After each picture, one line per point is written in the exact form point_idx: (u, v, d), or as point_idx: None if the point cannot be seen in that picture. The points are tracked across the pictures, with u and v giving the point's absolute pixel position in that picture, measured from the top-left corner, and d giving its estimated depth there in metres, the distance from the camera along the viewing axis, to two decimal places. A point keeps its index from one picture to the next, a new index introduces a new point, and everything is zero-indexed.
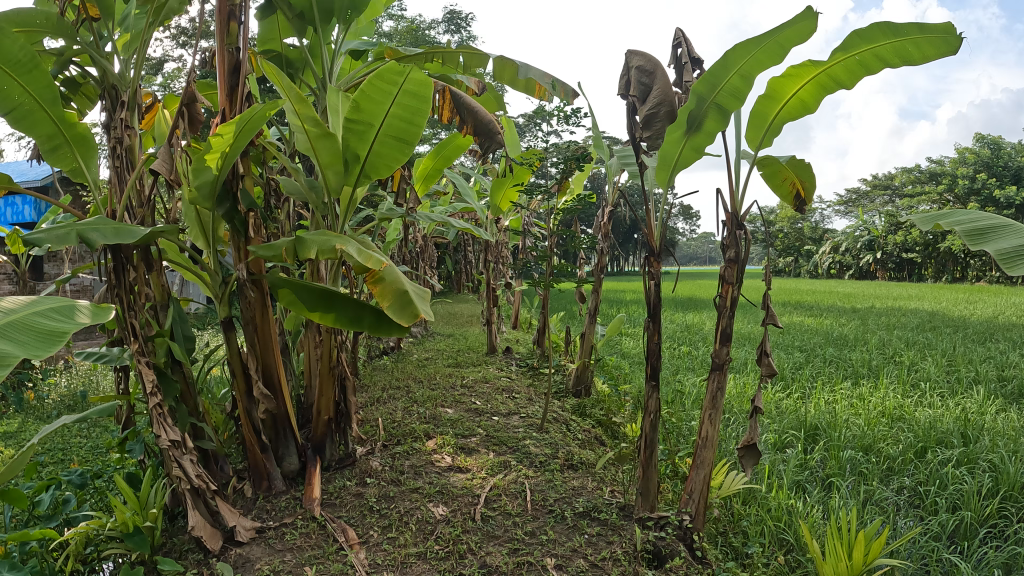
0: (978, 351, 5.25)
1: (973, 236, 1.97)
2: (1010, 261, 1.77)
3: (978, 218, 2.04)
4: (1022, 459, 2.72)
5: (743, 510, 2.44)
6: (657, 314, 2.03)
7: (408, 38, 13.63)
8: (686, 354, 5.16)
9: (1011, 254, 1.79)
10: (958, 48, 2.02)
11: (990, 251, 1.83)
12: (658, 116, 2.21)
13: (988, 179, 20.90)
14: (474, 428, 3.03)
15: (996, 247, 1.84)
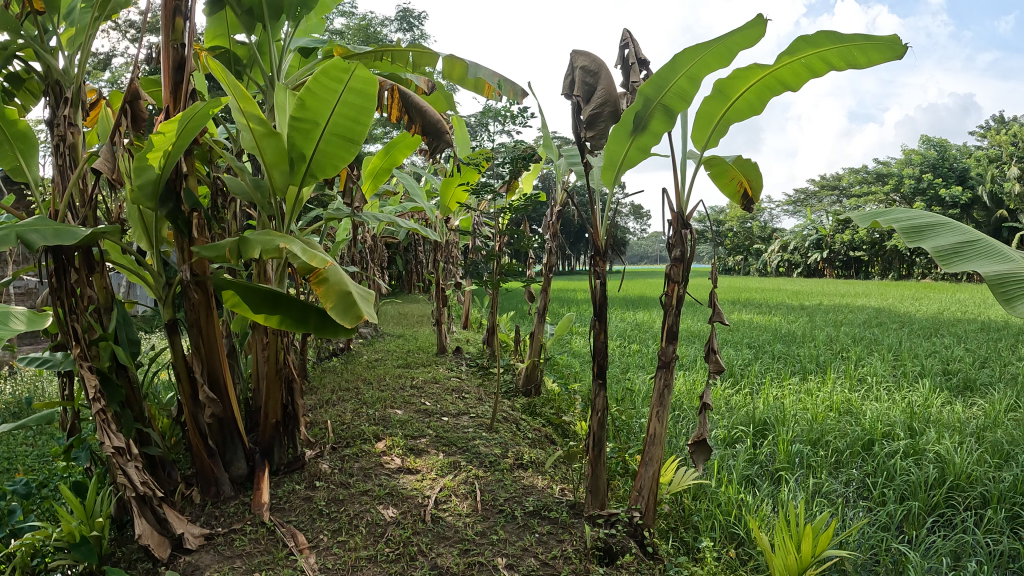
0: (922, 346, 5.43)
1: (908, 233, 2.02)
2: (946, 258, 1.83)
3: (915, 216, 2.10)
4: (966, 450, 2.81)
5: (693, 505, 2.47)
6: (603, 314, 2.05)
7: (360, 35, 13.47)
8: (637, 352, 5.22)
9: (946, 252, 1.85)
10: (903, 54, 2.05)
11: (926, 248, 1.89)
12: (601, 116, 2.24)
13: (934, 180, 21.60)
14: (424, 429, 3.01)
15: (932, 245, 1.90)
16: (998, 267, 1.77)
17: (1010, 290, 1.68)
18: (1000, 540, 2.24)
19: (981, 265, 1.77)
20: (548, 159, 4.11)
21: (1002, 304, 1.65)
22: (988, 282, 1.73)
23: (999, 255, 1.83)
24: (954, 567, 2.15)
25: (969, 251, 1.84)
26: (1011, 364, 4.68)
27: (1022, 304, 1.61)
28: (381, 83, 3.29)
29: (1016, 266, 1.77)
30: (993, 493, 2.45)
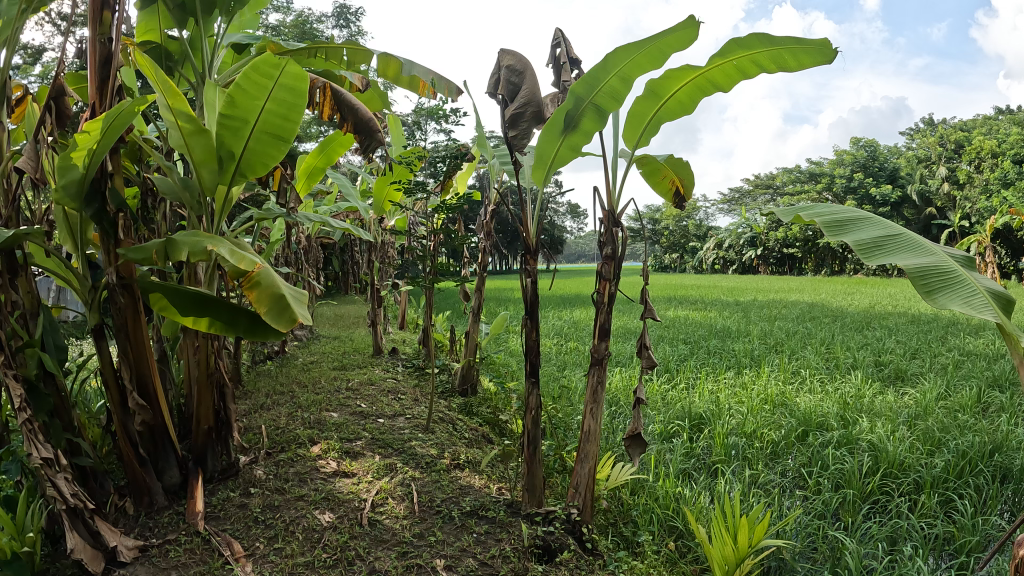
0: (855, 339, 5.61)
1: (830, 227, 2.08)
2: (868, 252, 1.89)
3: (837, 211, 2.16)
4: (898, 438, 2.91)
5: (631, 500, 2.50)
6: (535, 312, 2.06)
7: (296, 32, 13.25)
8: (574, 350, 5.26)
9: (869, 245, 1.91)
10: (833, 58, 2.12)
11: (849, 242, 1.94)
12: (523, 116, 2.23)
13: (865, 180, 22.42)
14: (360, 431, 2.97)
15: (854, 239, 1.96)
16: (918, 259, 1.84)
17: (931, 283, 1.75)
18: (933, 523, 2.33)
19: (902, 258, 1.84)
20: (483, 159, 4.11)
21: (924, 297, 1.72)
22: (909, 275, 1.80)
23: (918, 248, 1.91)
24: (889, 551, 2.23)
25: (890, 244, 1.91)
26: (939, 355, 4.88)
27: (942, 297, 1.69)
28: (313, 80, 3.22)
29: (934, 259, 1.84)
30: (925, 479, 2.55)
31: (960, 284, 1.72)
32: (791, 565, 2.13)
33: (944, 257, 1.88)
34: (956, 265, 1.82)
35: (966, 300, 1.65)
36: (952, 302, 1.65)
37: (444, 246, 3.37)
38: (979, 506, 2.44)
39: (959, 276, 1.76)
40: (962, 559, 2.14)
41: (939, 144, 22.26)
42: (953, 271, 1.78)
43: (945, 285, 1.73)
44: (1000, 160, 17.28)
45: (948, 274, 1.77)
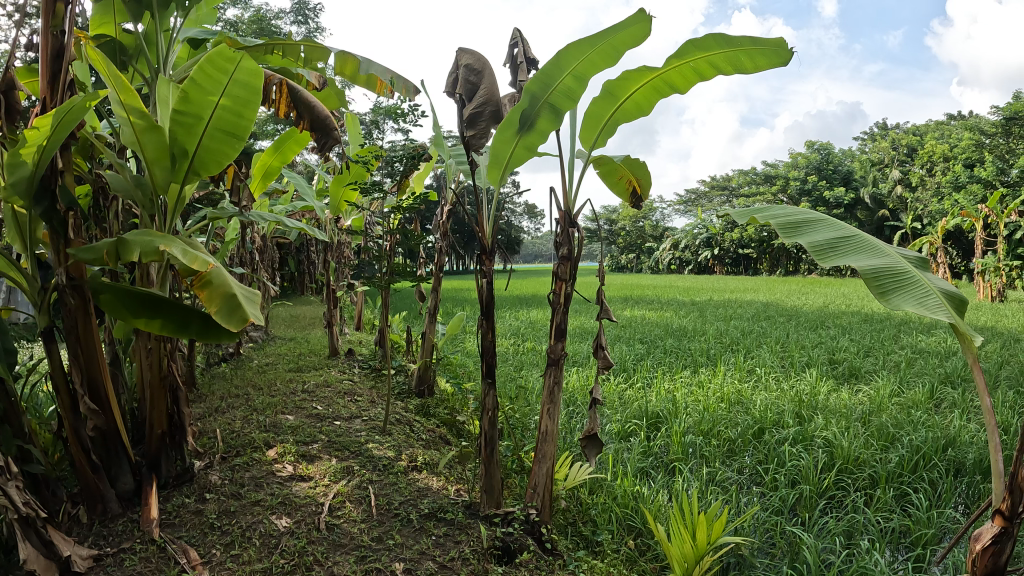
0: (810, 338, 5.72)
1: (784, 229, 2.10)
2: (823, 254, 1.92)
3: (793, 213, 2.20)
4: (852, 435, 2.98)
5: (590, 499, 2.51)
6: (490, 312, 2.05)
7: (254, 28, 13.06)
8: (531, 351, 5.28)
9: (823, 247, 1.94)
10: (788, 59, 2.15)
11: (804, 244, 1.97)
12: (482, 115, 2.22)
13: (819, 182, 22.90)
14: (316, 434, 2.93)
15: (809, 241, 1.99)
16: (871, 261, 1.87)
17: (885, 284, 1.79)
18: (889, 517, 2.38)
19: (856, 260, 1.88)
20: (440, 159, 4.09)
21: (878, 298, 1.76)
22: (864, 277, 1.83)
23: (871, 250, 1.95)
24: (846, 545, 2.27)
25: (844, 246, 1.94)
26: (891, 353, 5.00)
27: (896, 298, 1.73)
28: (269, 77, 3.13)
29: (887, 260, 1.88)
30: (881, 474, 2.61)
31: (914, 285, 1.76)
32: (750, 561, 2.15)
33: (897, 258, 1.92)
34: (908, 266, 1.86)
35: (920, 301, 1.69)
36: (906, 303, 1.69)
37: (400, 246, 3.35)
38: (933, 500, 2.51)
39: (912, 277, 1.80)
40: (918, 550, 2.19)
41: (893, 148, 22.82)
42: (906, 272, 1.82)
43: (899, 286, 1.77)
44: (952, 163, 17.78)
45: (901, 275, 1.81)
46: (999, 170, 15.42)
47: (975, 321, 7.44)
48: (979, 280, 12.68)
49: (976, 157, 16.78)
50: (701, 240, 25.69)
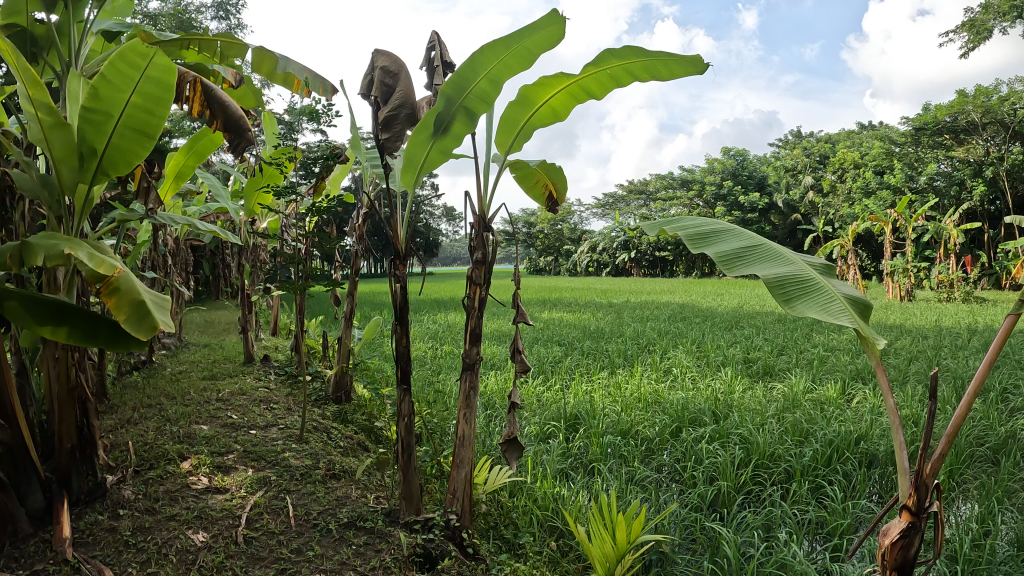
0: (725, 338, 5.90)
1: (693, 239, 2.16)
2: (729, 263, 1.98)
3: (701, 223, 2.26)
4: (765, 431, 3.09)
5: (511, 502, 2.52)
6: (404, 316, 2.04)
7: (173, 21, 12.57)
8: (449, 355, 5.27)
9: (729, 256, 2.00)
10: (703, 70, 2.23)
11: (711, 253, 2.02)
12: (398, 118, 2.21)
13: (734, 188, 23.70)
14: (231, 444, 2.84)
15: (716, 250, 2.04)
16: (776, 269, 1.95)
17: (789, 291, 1.86)
18: (805, 510, 2.47)
19: (762, 268, 1.94)
20: (358, 162, 4.04)
21: (784, 305, 1.82)
22: (769, 284, 1.90)
23: (776, 258, 2.02)
24: (764, 538, 2.34)
25: (750, 255, 2.01)
26: (804, 351, 5.20)
27: (801, 304, 1.80)
28: (183, 73, 3.03)
29: (792, 268, 1.96)
30: (796, 468, 2.70)
31: (818, 292, 1.84)
32: (671, 557, 2.20)
33: (801, 265, 2.00)
34: (812, 274, 1.94)
35: (823, 307, 1.77)
36: (811, 310, 1.76)
37: (314, 249, 3.29)
38: (847, 491, 2.62)
39: (816, 284, 1.88)
40: (835, 541, 2.28)
41: (806, 155, 23.79)
42: (810, 279, 1.90)
43: (803, 293, 1.85)
44: (863, 170, 18.64)
45: (806, 283, 1.88)
46: (907, 177, 16.25)
47: (880, 320, 7.84)
48: (887, 281, 13.32)
49: (886, 165, 17.63)
50: (625, 244, 26.14)
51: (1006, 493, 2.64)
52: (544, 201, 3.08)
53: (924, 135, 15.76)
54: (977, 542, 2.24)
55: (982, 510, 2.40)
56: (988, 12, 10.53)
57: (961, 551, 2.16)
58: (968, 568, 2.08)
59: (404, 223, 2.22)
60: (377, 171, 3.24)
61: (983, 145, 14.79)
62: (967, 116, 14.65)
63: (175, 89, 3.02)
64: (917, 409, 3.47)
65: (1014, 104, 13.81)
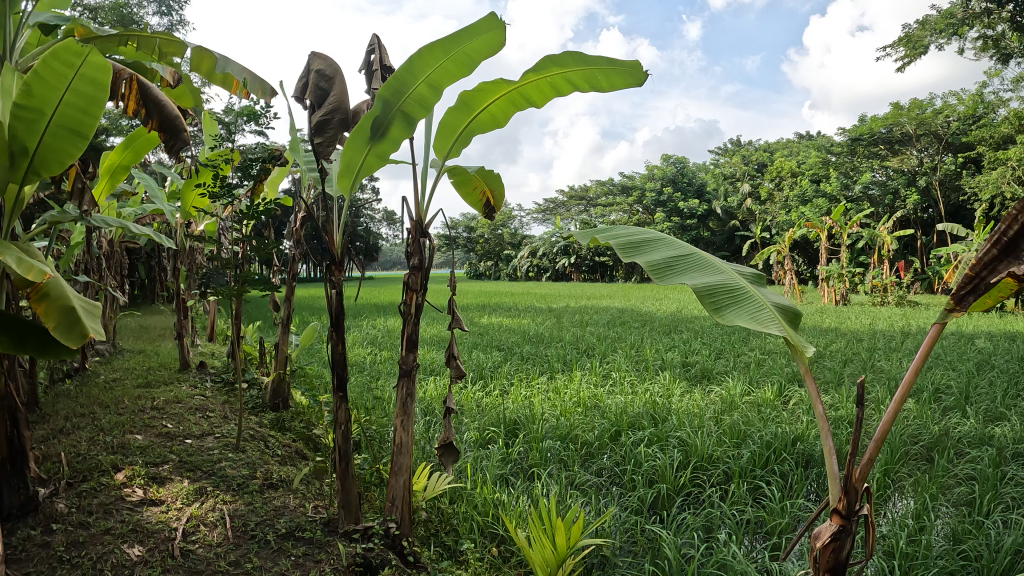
0: (662, 342, 5.99)
1: (625, 248, 2.18)
2: (661, 272, 2.00)
3: (633, 232, 2.29)
4: (702, 433, 3.15)
5: (451, 509, 2.51)
6: (340, 322, 2.01)
7: (112, 15, 12.16)
8: (388, 360, 5.23)
9: (660, 265, 2.03)
10: (642, 80, 2.28)
11: (643, 262, 2.04)
12: (331, 123, 2.17)
13: (674, 195, 24.14)
14: (167, 454, 2.75)
15: (647, 258, 2.06)
16: (705, 279, 1.98)
17: (718, 300, 1.90)
18: (743, 510, 2.52)
19: (691, 277, 1.98)
20: (297, 164, 3.98)
21: (714, 313, 1.86)
22: (699, 293, 1.93)
23: (705, 267, 2.06)
24: (704, 539, 2.38)
25: (680, 264, 2.04)
26: (740, 355, 5.33)
27: (731, 313, 1.83)
28: (119, 70, 2.91)
29: (721, 277, 2.00)
30: (734, 469, 2.76)
31: (746, 301, 1.88)
32: (613, 560, 2.22)
33: (731, 274, 2.05)
34: (740, 282, 1.99)
35: (753, 315, 1.81)
36: (740, 318, 1.80)
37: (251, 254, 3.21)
38: (782, 491, 2.69)
39: (744, 293, 1.92)
40: (774, 540, 2.32)
41: (745, 163, 24.40)
42: (738, 289, 1.94)
43: (732, 302, 1.89)
44: (799, 179, 19.21)
45: (734, 292, 1.93)
46: (843, 185, 16.82)
47: (813, 323, 8.10)
48: (822, 286, 13.72)
49: (822, 174, 18.22)
50: (568, 249, 26.32)
51: (939, 490, 2.75)
52: (480, 208, 3.10)
53: (860, 146, 16.91)
54: (913, 538, 2.33)
55: (917, 507, 2.49)
56: (925, 29, 10.88)
57: (898, 546, 2.23)
58: (903, 564, 2.15)
59: (338, 227, 2.19)
60: (315, 174, 3.19)
61: (917, 156, 15.84)
62: (900, 128, 15.81)
63: (110, 87, 2.90)
64: (850, 411, 3.59)
65: (947, 117, 15.06)
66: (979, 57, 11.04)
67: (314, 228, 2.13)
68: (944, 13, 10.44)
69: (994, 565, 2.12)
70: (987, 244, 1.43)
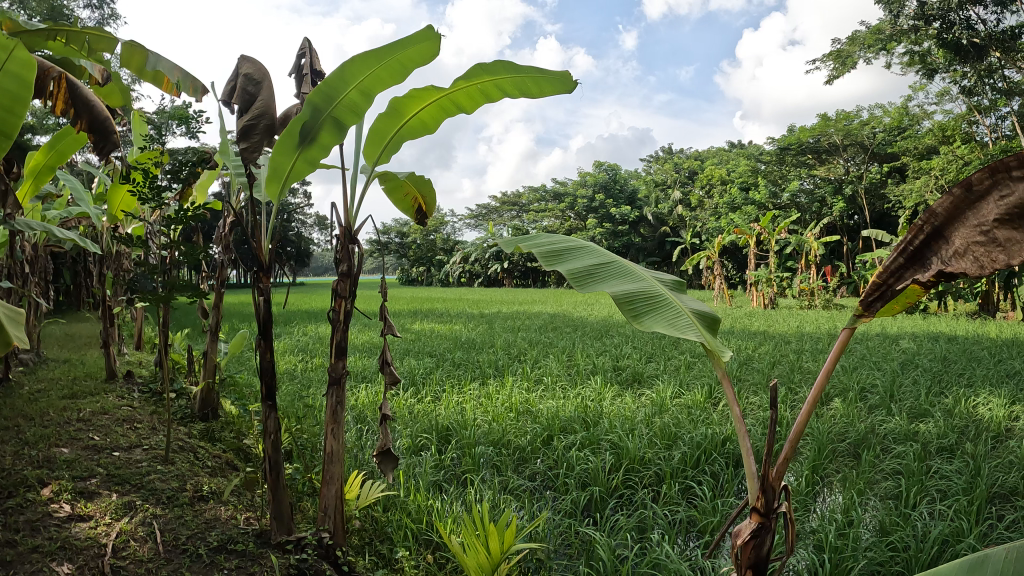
0: (594, 347, 6.06)
1: (547, 255, 2.20)
2: (581, 280, 2.04)
3: (556, 240, 2.33)
4: (632, 436, 3.20)
5: (385, 517, 2.48)
6: (268, 330, 1.96)
7: (39, 7, 11.62)
8: (319, 368, 5.14)
9: (582, 273, 2.07)
10: (572, 88, 2.31)
11: (564, 269, 2.08)
12: (257, 127, 2.13)
13: (607, 201, 24.50)
14: (93, 468, 2.62)
15: (568, 267, 2.10)
16: (623, 286, 2.02)
17: (637, 307, 1.93)
18: (676, 510, 2.58)
19: (610, 285, 2.02)
20: (227, 167, 3.88)
21: (633, 320, 1.89)
22: (617, 300, 1.95)
23: (625, 274, 2.11)
24: (637, 539, 2.42)
25: (601, 271, 2.09)
26: (670, 358, 5.43)
27: (650, 320, 1.87)
28: (47, 68, 2.86)
29: (640, 285, 2.05)
30: (665, 471, 2.82)
31: (665, 309, 1.92)
32: (547, 563, 2.24)
33: (650, 282, 2.10)
34: (658, 290, 2.04)
35: (671, 322, 1.85)
36: (658, 325, 1.83)
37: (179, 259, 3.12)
38: (713, 490, 2.76)
39: (663, 301, 1.96)
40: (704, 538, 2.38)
41: (675, 170, 24.95)
42: (657, 296, 1.99)
43: (650, 309, 1.92)
44: (728, 187, 19.76)
45: (653, 299, 1.97)
46: (770, 193, 17.40)
47: (741, 328, 8.33)
48: (751, 290, 14.11)
49: (751, 182, 18.78)
50: (502, 254, 26.35)
51: (866, 484, 2.87)
52: (412, 214, 3.09)
53: (788, 156, 17.41)
54: (841, 532, 2.42)
55: (845, 501, 2.60)
56: (853, 45, 11.47)
57: (828, 541, 2.31)
58: (832, 557, 2.23)
59: (268, 233, 2.14)
60: (244, 178, 3.11)
61: (843, 165, 16.48)
62: (827, 138, 16.44)
63: (36, 84, 2.82)
64: (778, 412, 3.71)
65: (874, 129, 15.50)
66: (904, 72, 11.61)
67: (242, 234, 2.08)
68: (872, 29, 10.92)
69: (919, 556, 2.22)
70: (895, 252, 1.50)
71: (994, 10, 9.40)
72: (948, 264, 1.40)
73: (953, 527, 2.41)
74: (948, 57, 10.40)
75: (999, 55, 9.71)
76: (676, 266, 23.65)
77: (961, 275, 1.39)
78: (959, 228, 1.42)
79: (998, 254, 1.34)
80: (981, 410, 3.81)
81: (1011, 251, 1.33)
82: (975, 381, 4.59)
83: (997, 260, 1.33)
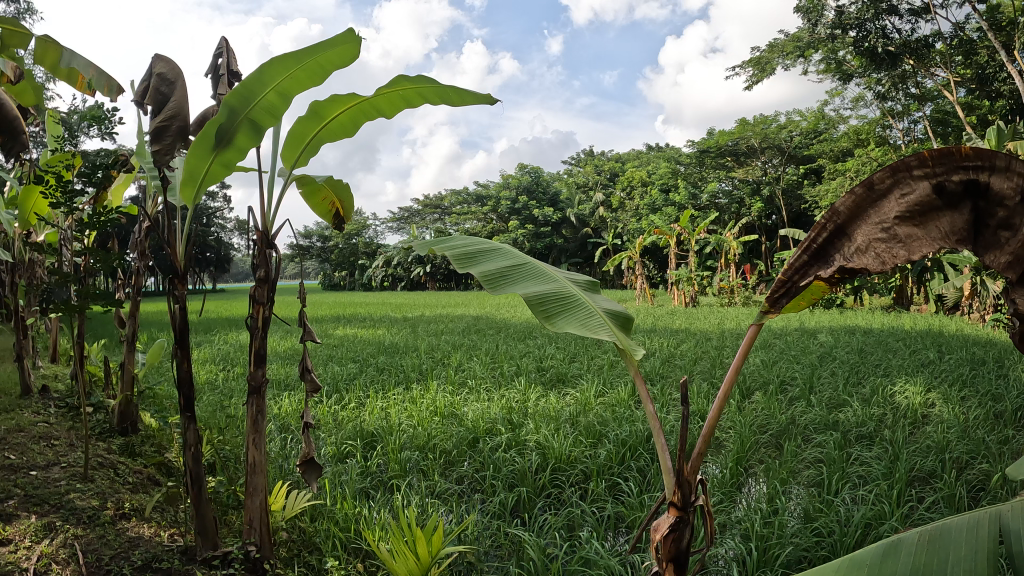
0: (518, 348, 6.10)
1: (460, 258, 2.20)
2: (494, 281, 2.05)
3: (469, 243, 2.32)
4: (556, 436, 3.24)
5: (313, 528, 2.44)
6: (183, 338, 1.90)
7: None
8: (238, 377, 4.99)
9: (495, 275, 2.07)
10: (492, 101, 2.33)
11: (478, 272, 2.08)
12: (171, 129, 2.06)
13: (531, 204, 24.70)
14: (8, 487, 2.44)
15: (481, 269, 2.10)
16: (535, 288, 2.04)
17: (549, 308, 1.95)
18: (603, 506, 2.62)
19: (523, 287, 2.03)
20: (142, 170, 3.74)
21: (546, 320, 1.91)
22: (530, 301, 1.97)
23: (537, 276, 2.14)
24: (566, 537, 2.45)
25: (514, 274, 2.11)
26: (594, 358, 5.51)
27: (562, 320, 1.89)
28: None
29: (550, 286, 2.07)
30: (592, 468, 2.87)
31: (576, 310, 1.95)
32: (478, 565, 2.24)
33: (561, 283, 2.13)
34: (570, 292, 2.07)
35: (584, 322, 1.89)
36: (571, 325, 1.86)
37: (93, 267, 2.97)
38: (639, 485, 2.82)
39: (574, 303, 1.99)
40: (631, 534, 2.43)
41: (597, 172, 25.37)
42: (569, 298, 2.02)
43: (563, 310, 1.95)
44: (649, 189, 20.24)
45: (564, 301, 1.99)
46: (690, 195, 17.91)
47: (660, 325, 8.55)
48: (671, 289, 14.45)
49: (671, 183, 19.28)
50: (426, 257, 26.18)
51: (789, 473, 3.00)
52: (330, 219, 3.06)
53: (707, 158, 17.96)
54: (767, 520, 2.51)
55: (770, 491, 2.70)
56: (773, 52, 11.93)
57: (755, 529, 2.40)
58: (759, 545, 2.31)
59: (182, 238, 2.07)
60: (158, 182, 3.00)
61: (760, 167, 17.11)
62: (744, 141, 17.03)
63: None
64: (704, 407, 3.82)
65: (790, 131, 16.42)
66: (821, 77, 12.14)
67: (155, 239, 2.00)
68: (792, 37, 11.34)
69: (844, 539, 2.34)
70: (799, 249, 1.57)
71: (909, 20, 9.91)
72: (851, 260, 1.48)
73: (875, 510, 2.53)
74: (864, 64, 10.90)
75: (912, 63, 10.27)
76: (598, 267, 24.03)
77: (864, 270, 1.47)
78: (861, 224, 1.49)
79: (899, 251, 1.43)
80: (896, 398, 4.02)
81: (912, 248, 1.42)
82: (889, 371, 4.84)
83: (898, 256, 1.42)
